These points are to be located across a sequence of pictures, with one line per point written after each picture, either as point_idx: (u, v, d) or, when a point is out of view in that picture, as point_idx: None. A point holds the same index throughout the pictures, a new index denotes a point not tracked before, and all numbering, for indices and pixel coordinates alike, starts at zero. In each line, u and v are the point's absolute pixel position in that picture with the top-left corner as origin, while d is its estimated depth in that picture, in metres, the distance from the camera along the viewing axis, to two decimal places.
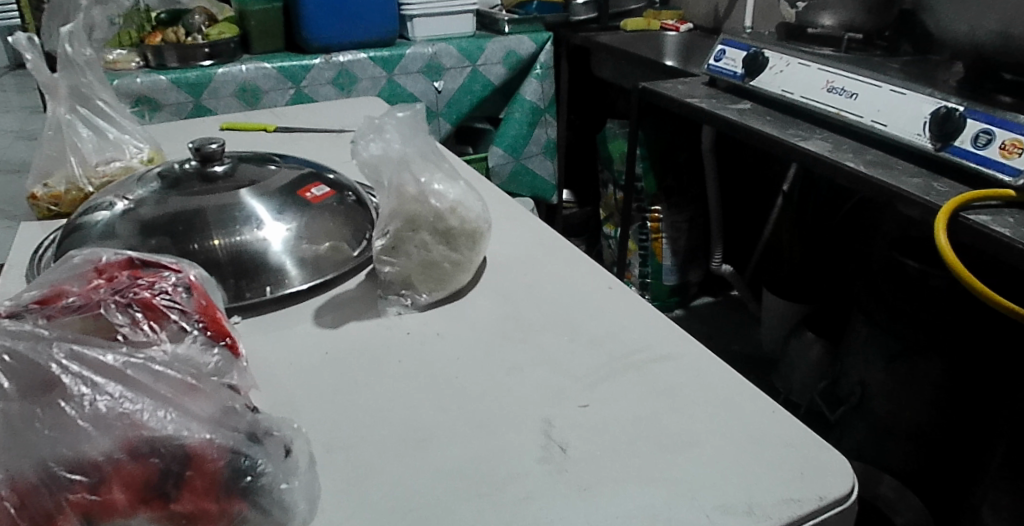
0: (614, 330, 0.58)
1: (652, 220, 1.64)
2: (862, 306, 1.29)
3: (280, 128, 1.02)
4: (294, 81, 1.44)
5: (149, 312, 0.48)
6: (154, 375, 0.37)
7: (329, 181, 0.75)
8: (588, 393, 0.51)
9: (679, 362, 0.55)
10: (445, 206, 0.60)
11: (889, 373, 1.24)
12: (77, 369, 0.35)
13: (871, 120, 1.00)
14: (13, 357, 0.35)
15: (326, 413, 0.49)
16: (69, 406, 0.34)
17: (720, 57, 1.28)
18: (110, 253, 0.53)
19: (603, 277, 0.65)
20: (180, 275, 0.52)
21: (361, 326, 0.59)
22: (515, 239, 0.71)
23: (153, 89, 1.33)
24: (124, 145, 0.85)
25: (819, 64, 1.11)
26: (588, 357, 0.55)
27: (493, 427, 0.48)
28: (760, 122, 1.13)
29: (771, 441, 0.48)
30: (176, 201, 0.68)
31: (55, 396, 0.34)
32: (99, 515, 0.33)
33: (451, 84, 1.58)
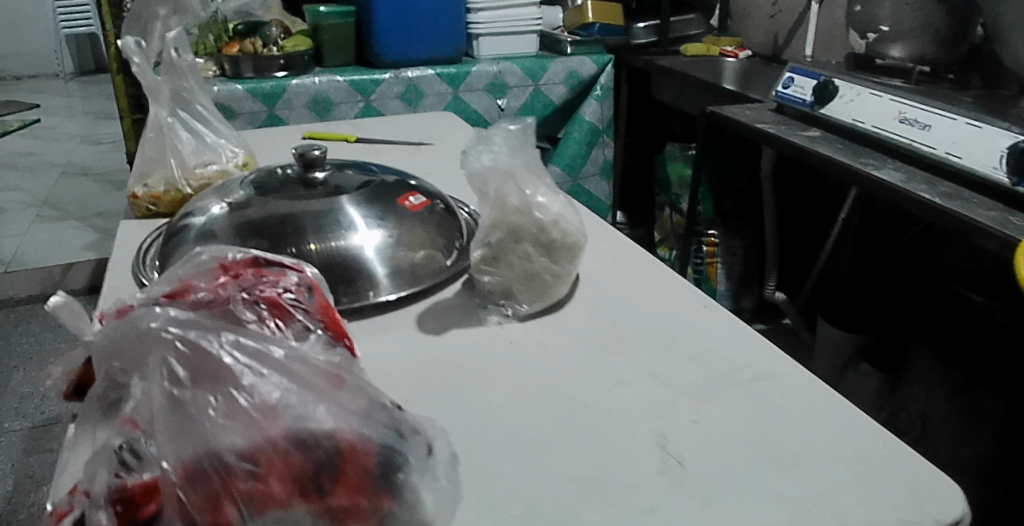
0: (713, 347, 0.59)
1: (708, 243, 1.64)
2: (924, 337, 1.28)
3: (360, 139, 1.05)
4: (364, 95, 1.47)
5: (276, 309, 0.50)
6: (308, 366, 0.38)
7: (422, 190, 0.77)
8: (695, 409, 0.52)
9: (781, 383, 0.56)
10: (548, 219, 0.61)
11: (950, 407, 1.23)
12: (239, 357, 0.36)
13: (945, 151, 1.00)
14: (185, 345, 0.35)
15: (440, 417, 0.50)
16: (239, 394, 0.35)
17: (788, 84, 1.27)
18: (236, 251, 0.54)
19: (697, 295, 0.66)
20: (301, 274, 0.54)
21: (464, 333, 0.60)
22: (604, 254, 0.72)
23: (229, 97, 1.37)
24: (221, 149, 0.88)
25: (891, 94, 1.11)
26: (691, 373, 0.56)
27: (607, 436, 0.49)
28: (830, 148, 1.13)
29: (882, 465, 0.48)
30: (277, 203, 0.71)
31: (225, 385, 0.35)
32: (259, 505, 0.34)
33: (514, 101, 1.60)
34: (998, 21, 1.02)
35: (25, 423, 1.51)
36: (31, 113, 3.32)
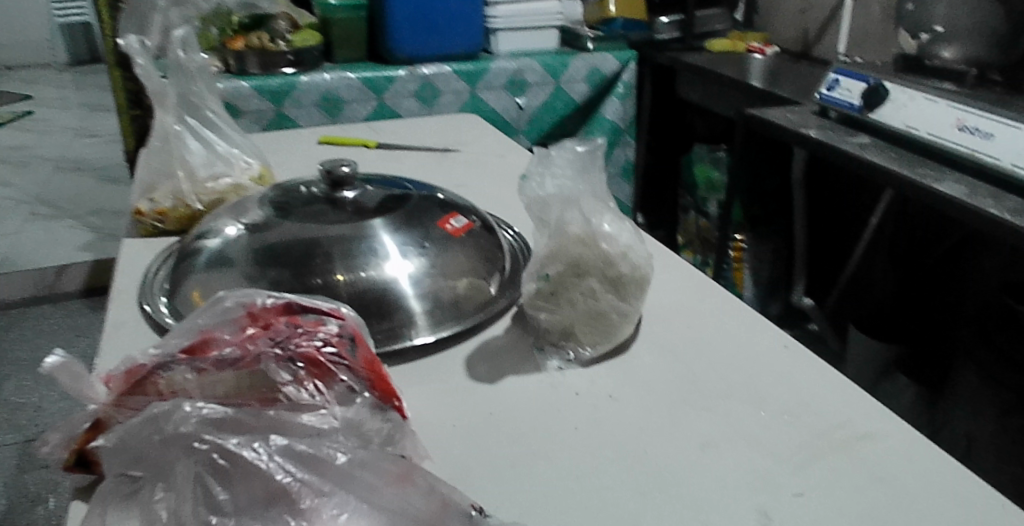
0: (806, 400, 0.52)
1: (735, 249, 1.58)
2: (971, 354, 1.21)
3: (382, 144, 0.97)
4: (377, 93, 1.39)
5: (314, 368, 0.43)
6: (370, 469, 0.38)
7: (461, 209, 0.69)
8: (797, 477, 0.45)
9: (888, 444, 0.49)
10: (616, 251, 0.54)
11: (1000, 427, 1.17)
12: (295, 472, 0.37)
13: (1010, 163, 0.93)
14: (223, 458, 0.37)
15: (507, 492, 0.43)
16: (295, 520, 0.36)
17: (833, 86, 1.21)
18: (264, 296, 0.47)
19: (777, 334, 0.59)
20: (343, 323, 0.46)
21: (521, 381, 0.53)
22: (668, 286, 0.65)
23: (234, 95, 1.29)
24: (234, 160, 0.81)
25: (948, 100, 1.04)
26: (786, 434, 0.49)
27: (702, 515, 0.42)
28: (883, 157, 1.06)
29: None
30: (299, 227, 0.63)
31: (280, 508, 0.36)
32: None
33: (534, 100, 1.53)
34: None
35: (17, 437, 1.42)
36: (23, 105, 3.22)
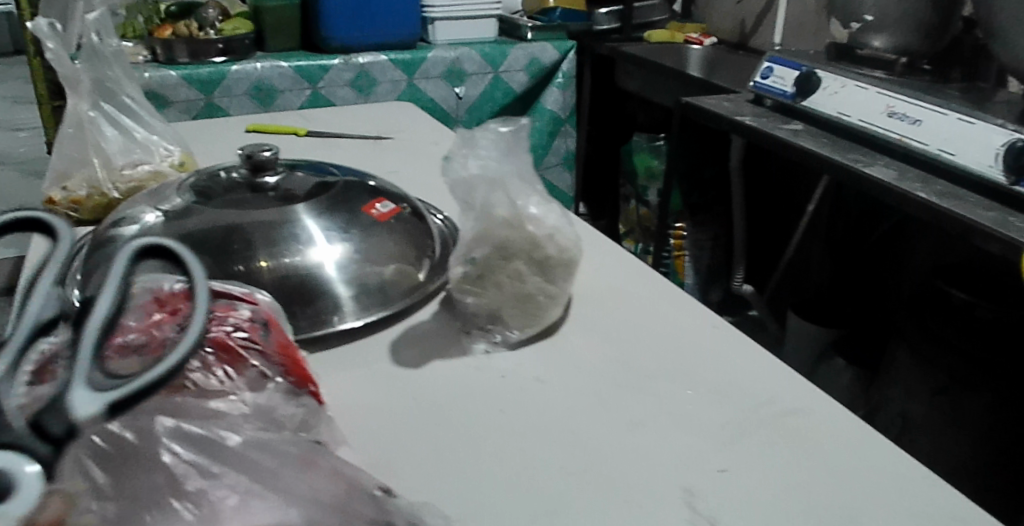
0: (735, 380, 0.51)
1: (675, 236, 1.58)
2: (906, 337, 1.24)
3: (312, 132, 0.95)
4: (311, 81, 1.36)
5: (224, 354, 0.41)
6: (268, 451, 0.33)
7: (388, 193, 0.68)
8: (723, 454, 0.45)
9: (812, 421, 0.49)
10: (543, 233, 0.53)
11: (933, 407, 1.20)
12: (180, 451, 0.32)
13: (938, 148, 0.96)
14: (103, 439, 0.31)
15: (429, 478, 0.42)
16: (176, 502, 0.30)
17: (767, 74, 1.21)
18: (171, 280, 0.44)
19: (705, 314, 0.58)
20: (255, 307, 0.45)
21: (446, 366, 0.52)
22: (598, 268, 0.64)
23: (162, 85, 1.25)
24: (153, 147, 0.77)
25: (878, 87, 1.06)
26: (712, 411, 0.48)
27: (628, 495, 0.41)
28: (814, 143, 1.07)
29: (940, 514, 0.43)
30: (219, 212, 0.61)
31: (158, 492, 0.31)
32: None
33: (472, 90, 1.51)
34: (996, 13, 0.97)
35: None
36: None
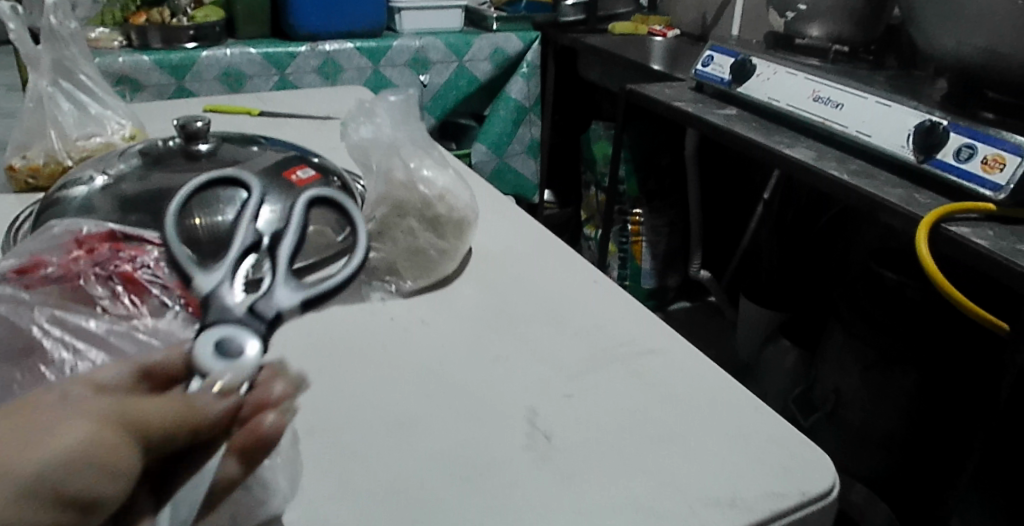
0: (601, 323, 0.57)
1: (633, 223, 1.65)
2: (839, 313, 1.19)
3: (265, 112, 1.01)
4: (279, 68, 1.43)
5: (130, 285, 0.47)
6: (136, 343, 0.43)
7: (315, 164, 0.74)
8: (571, 383, 0.50)
9: (667, 358, 0.52)
10: (433, 194, 0.60)
11: (863, 381, 1.14)
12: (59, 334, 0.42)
13: (856, 131, 0.98)
14: None
15: (303, 400, 0.48)
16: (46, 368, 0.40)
17: (708, 62, 1.26)
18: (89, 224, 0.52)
19: (590, 271, 0.64)
20: (163, 249, 0.51)
21: (342, 310, 0.58)
22: (502, 231, 0.70)
23: (135, 69, 1.31)
24: (106, 121, 0.84)
25: (806, 73, 1.09)
26: (573, 348, 0.54)
27: (477, 413, 0.47)
28: (745, 127, 1.11)
29: (760, 436, 0.46)
30: (159, 177, 0.67)
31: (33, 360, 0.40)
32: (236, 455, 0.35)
33: (437, 78, 1.58)
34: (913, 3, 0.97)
35: None
36: None
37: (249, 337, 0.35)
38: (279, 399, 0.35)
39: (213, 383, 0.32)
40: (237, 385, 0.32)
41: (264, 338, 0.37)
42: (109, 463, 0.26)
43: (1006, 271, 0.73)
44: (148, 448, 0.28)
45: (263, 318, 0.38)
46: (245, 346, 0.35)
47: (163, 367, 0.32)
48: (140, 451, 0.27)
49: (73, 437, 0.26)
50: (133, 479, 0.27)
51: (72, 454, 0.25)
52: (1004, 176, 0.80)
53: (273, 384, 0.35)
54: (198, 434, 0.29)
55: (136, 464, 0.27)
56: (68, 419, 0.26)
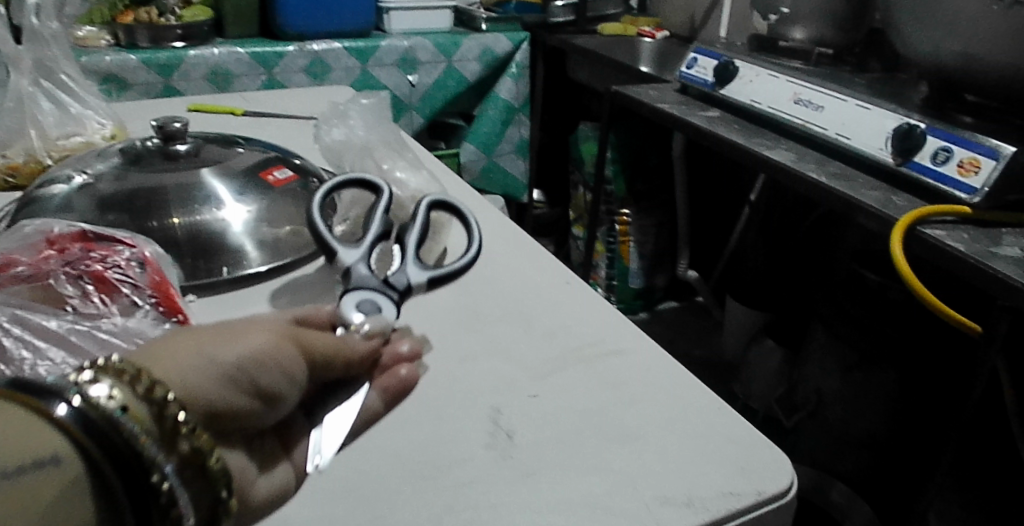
0: (569, 324, 0.57)
1: (620, 223, 1.65)
2: (819, 314, 1.19)
3: (249, 112, 1.02)
4: (267, 67, 1.43)
5: (100, 285, 0.48)
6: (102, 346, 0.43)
7: (294, 165, 0.75)
8: (537, 383, 0.50)
9: (632, 359, 0.53)
10: (406, 194, 0.60)
11: (844, 382, 1.15)
12: (19, 334, 0.42)
13: (835, 133, 0.98)
14: None
15: None
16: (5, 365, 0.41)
17: (692, 64, 1.27)
18: (61, 223, 0.53)
19: (562, 272, 0.64)
20: (134, 250, 0.51)
21: None
22: (478, 232, 0.70)
23: (122, 68, 1.31)
24: (86, 120, 0.85)
25: (788, 75, 1.10)
26: (540, 349, 0.54)
27: (440, 412, 0.48)
28: (727, 129, 1.12)
29: (718, 436, 0.46)
30: (137, 177, 0.68)
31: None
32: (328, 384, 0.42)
33: (425, 78, 1.58)
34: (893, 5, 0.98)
35: None
36: None
37: (384, 305, 0.48)
38: (405, 353, 0.49)
39: (359, 332, 0.44)
40: (377, 334, 0.45)
41: (396, 307, 0.49)
42: (285, 368, 0.37)
43: (976, 270, 0.73)
44: (311, 366, 0.39)
45: (395, 289, 0.49)
46: (383, 313, 0.47)
47: (321, 317, 0.45)
48: (303, 367, 0.39)
49: (259, 341, 0.36)
50: (298, 385, 0.38)
51: (257, 352, 0.36)
52: (980, 180, 0.80)
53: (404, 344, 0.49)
54: (343, 364, 0.41)
55: (295, 365, 0.38)
56: (253, 332, 0.37)
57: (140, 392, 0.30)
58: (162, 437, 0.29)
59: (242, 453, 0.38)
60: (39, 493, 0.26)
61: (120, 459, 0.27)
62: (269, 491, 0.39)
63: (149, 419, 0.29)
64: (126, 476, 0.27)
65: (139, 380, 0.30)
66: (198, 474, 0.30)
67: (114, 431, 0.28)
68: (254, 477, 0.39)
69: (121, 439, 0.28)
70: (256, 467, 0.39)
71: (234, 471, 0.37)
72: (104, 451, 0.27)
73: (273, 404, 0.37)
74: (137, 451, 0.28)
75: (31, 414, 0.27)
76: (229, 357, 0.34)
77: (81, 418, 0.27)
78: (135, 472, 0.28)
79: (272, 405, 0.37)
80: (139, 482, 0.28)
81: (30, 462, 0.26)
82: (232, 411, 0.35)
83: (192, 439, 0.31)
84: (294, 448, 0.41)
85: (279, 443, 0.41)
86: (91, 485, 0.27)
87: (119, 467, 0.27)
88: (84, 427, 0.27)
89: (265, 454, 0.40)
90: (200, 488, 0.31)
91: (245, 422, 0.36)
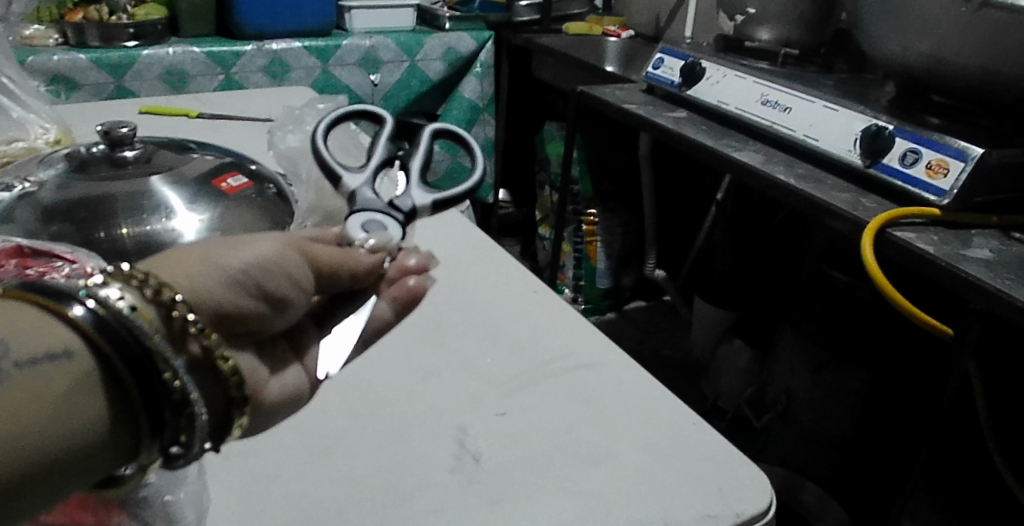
0: (537, 335, 0.55)
1: (587, 223, 1.65)
2: (789, 315, 1.19)
3: (204, 114, 0.98)
4: (224, 67, 1.39)
5: None
6: None
7: (249, 171, 0.71)
8: (505, 400, 0.49)
9: (602, 373, 0.51)
10: None
11: (814, 382, 1.15)
12: None
13: (803, 134, 0.98)
14: None
15: None
16: None
17: (658, 65, 1.26)
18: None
19: (530, 281, 0.62)
20: (74, 266, 0.48)
21: None
22: (443, 239, 0.68)
23: (71, 68, 1.26)
24: (29, 125, 0.81)
25: (754, 76, 1.09)
26: (508, 363, 0.52)
27: (404, 433, 0.46)
28: (694, 130, 1.11)
29: (692, 455, 0.45)
30: (81, 185, 0.64)
31: None
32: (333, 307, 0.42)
33: (388, 77, 1.56)
34: (859, 7, 0.98)
35: None
36: None
37: (391, 226, 0.47)
38: (412, 267, 0.45)
39: (363, 247, 0.44)
40: (382, 249, 0.44)
41: (401, 229, 0.48)
42: (292, 274, 0.36)
43: (948, 274, 0.74)
44: (318, 276, 0.38)
45: (401, 211, 0.49)
46: (388, 231, 0.47)
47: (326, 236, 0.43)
48: (309, 272, 0.38)
49: (266, 247, 0.35)
50: (306, 291, 0.37)
51: (268, 257, 0.34)
52: (948, 182, 0.81)
53: (410, 257, 0.46)
54: (349, 276, 0.41)
55: (302, 273, 0.37)
56: (259, 238, 0.35)
57: (146, 294, 0.30)
58: (170, 337, 0.30)
59: (253, 355, 0.36)
60: (55, 384, 0.26)
61: (136, 362, 0.28)
62: (280, 395, 0.38)
63: (157, 321, 0.30)
64: (142, 377, 0.28)
65: (147, 283, 0.30)
66: (206, 375, 0.31)
67: (126, 329, 0.28)
68: (265, 379, 0.37)
69: (131, 336, 0.28)
70: (266, 369, 0.37)
71: (245, 372, 0.35)
72: (118, 349, 0.28)
73: (281, 310, 0.36)
74: (149, 350, 0.28)
75: (45, 314, 0.28)
76: (236, 261, 0.33)
77: (95, 318, 0.28)
78: (149, 372, 0.28)
79: (279, 312, 0.36)
80: (153, 379, 0.28)
81: (43, 354, 0.26)
82: (239, 313, 0.34)
83: (201, 339, 0.31)
84: (304, 354, 0.40)
85: (289, 348, 0.39)
86: (103, 381, 0.27)
87: (135, 368, 0.28)
88: (97, 326, 0.28)
89: (276, 358, 0.38)
90: (211, 386, 0.32)
91: (254, 328, 0.35)
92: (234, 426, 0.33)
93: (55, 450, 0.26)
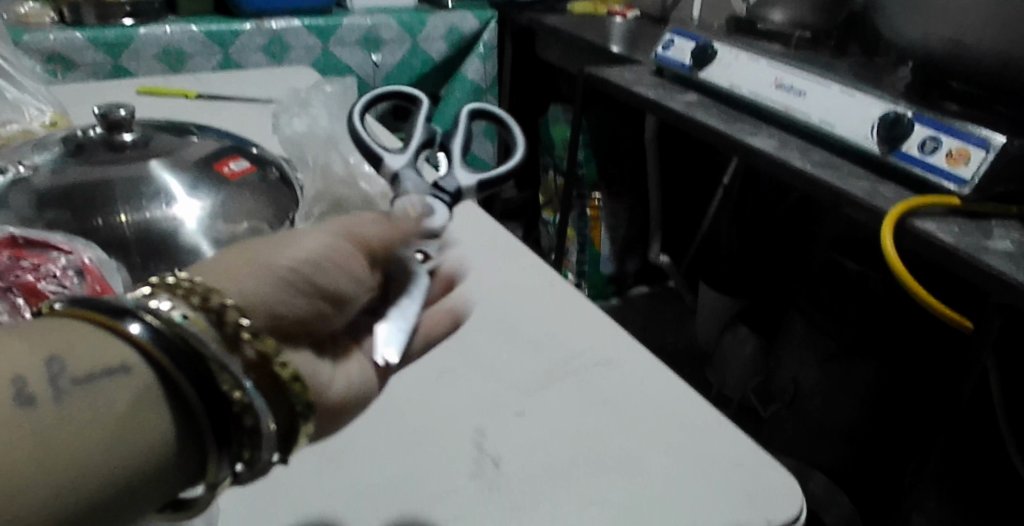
0: (554, 330, 0.53)
1: (592, 207, 1.62)
2: (798, 305, 1.17)
3: (203, 95, 0.95)
4: (222, 46, 1.35)
5: (31, 297, 0.44)
6: None
7: (251, 155, 0.68)
8: (525, 399, 0.47)
9: (622, 371, 0.49)
10: None
11: (823, 373, 1.13)
12: None
13: (819, 120, 0.96)
14: None
15: None
16: None
17: (668, 46, 1.23)
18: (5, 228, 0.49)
19: (545, 273, 0.60)
20: (71, 256, 0.47)
21: None
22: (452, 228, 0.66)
23: (67, 47, 1.23)
24: (24, 107, 0.78)
25: (768, 59, 1.06)
26: (525, 359, 0.50)
27: (419, 437, 0.44)
28: (705, 114, 1.08)
29: (721, 459, 0.43)
30: (76, 170, 0.61)
31: None
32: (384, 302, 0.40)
33: (389, 58, 1.52)
34: None
35: None
36: None
37: (438, 209, 0.46)
38: None
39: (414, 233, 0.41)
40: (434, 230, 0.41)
41: (449, 210, 0.47)
42: (349, 268, 0.35)
43: (970, 268, 0.72)
44: (374, 265, 0.37)
45: (447, 193, 0.47)
46: (436, 216, 0.45)
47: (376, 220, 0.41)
48: (365, 264, 0.36)
49: (315, 243, 0.34)
50: (365, 286, 0.36)
51: (318, 252, 0.34)
52: (969, 171, 0.79)
53: None
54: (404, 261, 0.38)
55: (358, 265, 0.35)
56: (306, 234, 0.34)
57: (195, 302, 0.31)
58: (224, 343, 0.31)
59: (317, 354, 0.35)
60: (117, 402, 0.28)
61: (198, 376, 0.29)
62: (350, 391, 0.36)
63: (211, 329, 0.30)
64: (203, 391, 0.29)
65: (193, 293, 0.31)
66: (267, 384, 0.32)
67: (180, 340, 0.30)
68: (333, 375, 0.36)
69: (185, 346, 0.29)
70: (333, 365, 0.36)
71: (309, 373, 0.34)
72: (179, 363, 0.29)
73: (341, 308, 0.35)
74: (201, 358, 0.30)
75: (104, 331, 0.29)
76: (284, 260, 0.33)
77: (152, 334, 0.29)
78: (206, 381, 0.30)
79: (338, 310, 0.35)
80: (213, 391, 0.30)
81: (102, 370, 0.28)
82: (297, 315, 0.33)
83: (258, 345, 0.31)
84: (365, 344, 0.38)
85: (351, 341, 0.38)
86: (167, 397, 0.29)
87: (196, 383, 0.29)
88: (153, 339, 0.29)
89: (339, 352, 0.37)
90: (275, 397, 0.32)
91: (315, 328, 0.35)
92: (301, 437, 0.33)
93: (127, 472, 0.27)
